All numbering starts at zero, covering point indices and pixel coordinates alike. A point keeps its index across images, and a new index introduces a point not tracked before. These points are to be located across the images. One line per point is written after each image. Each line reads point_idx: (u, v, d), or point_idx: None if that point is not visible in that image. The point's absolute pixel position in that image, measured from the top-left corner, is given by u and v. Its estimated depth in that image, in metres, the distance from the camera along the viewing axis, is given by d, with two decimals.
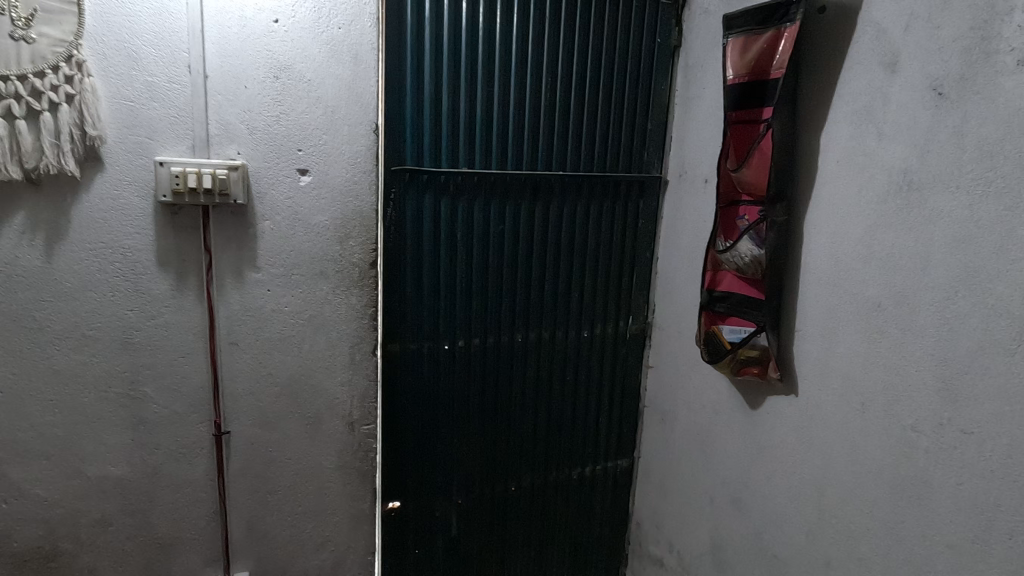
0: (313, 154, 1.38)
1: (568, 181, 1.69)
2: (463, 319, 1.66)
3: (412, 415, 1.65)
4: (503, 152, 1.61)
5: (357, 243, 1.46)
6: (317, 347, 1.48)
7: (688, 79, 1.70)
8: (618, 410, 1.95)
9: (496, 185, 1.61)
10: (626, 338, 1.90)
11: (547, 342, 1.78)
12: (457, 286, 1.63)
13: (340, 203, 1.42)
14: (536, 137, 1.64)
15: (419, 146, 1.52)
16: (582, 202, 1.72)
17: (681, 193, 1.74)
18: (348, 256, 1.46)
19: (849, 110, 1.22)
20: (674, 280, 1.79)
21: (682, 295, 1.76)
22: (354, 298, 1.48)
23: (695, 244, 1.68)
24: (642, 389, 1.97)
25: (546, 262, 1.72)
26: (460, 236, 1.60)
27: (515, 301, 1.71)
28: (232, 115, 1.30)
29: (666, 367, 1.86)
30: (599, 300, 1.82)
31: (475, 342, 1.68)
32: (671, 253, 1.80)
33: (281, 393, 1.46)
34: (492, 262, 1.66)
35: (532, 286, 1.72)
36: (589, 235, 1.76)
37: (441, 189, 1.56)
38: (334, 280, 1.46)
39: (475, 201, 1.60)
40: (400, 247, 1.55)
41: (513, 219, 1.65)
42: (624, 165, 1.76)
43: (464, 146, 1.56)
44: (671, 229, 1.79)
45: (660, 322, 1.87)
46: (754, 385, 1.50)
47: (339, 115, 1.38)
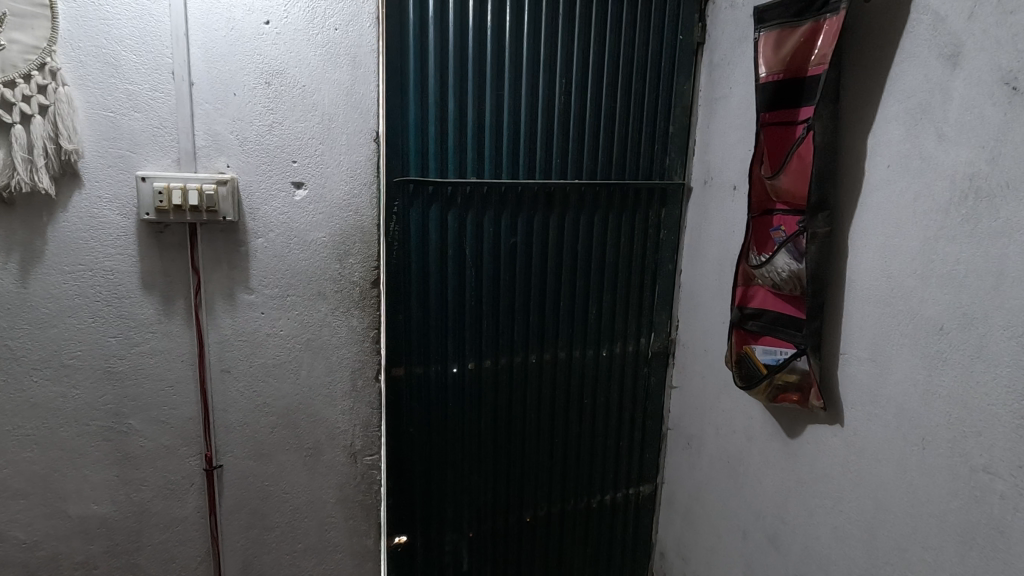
0: (308, 165, 1.27)
1: (584, 191, 1.57)
2: (473, 340, 1.54)
3: (419, 443, 1.53)
4: (515, 160, 1.49)
5: (358, 260, 1.36)
6: (316, 373, 1.37)
7: (713, 78, 1.58)
8: (639, 432, 1.83)
9: (508, 196, 1.50)
10: (648, 357, 1.78)
11: (564, 362, 1.66)
12: (467, 305, 1.52)
13: (339, 219, 1.32)
14: (550, 142, 1.52)
15: (424, 155, 1.41)
16: (600, 212, 1.60)
17: (707, 200, 1.62)
18: (348, 275, 1.35)
19: (901, 109, 1.09)
20: (700, 295, 1.66)
21: (709, 310, 1.63)
22: (355, 319, 1.38)
23: (723, 255, 1.56)
24: (666, 410, 1.84)
25: (562, 277, 1.60)
26: (469, 251, 1.49)
27: (529, 319, 1.59)
28: (221, 125, 1.20)
29: (691, 389, 1.73)
30: (618, 316, 1.70)
31: (486, 364, 1.56)
32: (697, 265, 1.67)
33: (278, 423, 1.36)
34: (504, 278, 1.54)
35: (547, 303, 1.60)
36: (607, 248, 1.64)
37: (449, 200, 1.45)
38: (333, 301, 1.35)
39: (485, 213, 1.49)
40: (405, 264, 1.43)
41: (526, 232, 1.54)
42: (644, 171, 1.64)
43: (473, 154, 1.45)
44: (697, 239, 1.66)
45: (685, 339, 1.74)
46: (792, 413, 1.36)
47: (336, 124, 1.28)
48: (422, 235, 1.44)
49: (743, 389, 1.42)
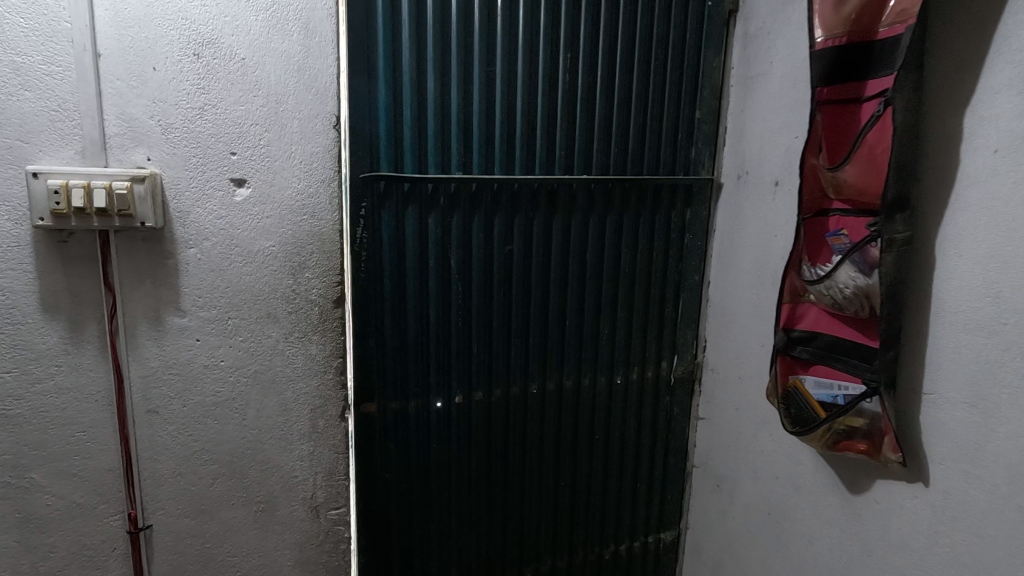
0: (251, 158, 1.03)
1: (594, 188, 1.32)
2: (461, 369, 1.29)
3: (396, 492, 1.28)
4: (510, 151, 1.24)
5: (316, 275, 1.11)
6: (267, 412, 1.12)
7: (749, 52, 1.31)
8: (661, 471, 1.56)
9: (502, 196, 1.25)
10: (670, 384, 1.51)
11: (570, 393, 1.40)
12: (453, 327, 1.26)
13: (291, 224, 1.07)
14: (551, 130, 1.27)
15: (398, 146, 1.16)
16: (613, 215, 1.35)
17: (743, 198, 1.35)
18: (305, 292, 1.10)
19: (1015, 75, 0.82)
20: (733, 312, 1.40)
21: (744, 331, 1.36)
22: (313, 346, 1.13)
23: (762, 265, 1.29)
24: (690, 446, 1.57)
25: (568, 290, 1.35)
26: (455, 262, 1.24)
27: (529, 342, 1.34)
28: (138, 107, 0.96)
29: (722, 423, 1.46)
30: (635, 337, 1.44)
31: (477, 397, 1.31)
32: (729, 277, 1.41)
33: (221, 473, 1.11)
34: (497, 295, 1.29)
35: (550, 323, 1.35)
36: (622, 257, 1.38)
37: (430, 201, 1.20)
38: (286, 324, 1.11)
39: (473, 217, 1.23)
40: (376, 279, 1.18)
41: (524, 239, 1.28)
42: (666, 165, 1.38)
43: (459, 144, 1.20)
44: (729, 245, 1.40)
45: (714, 363, 1.47)
46: (856, 464, 1.09)
47: (286, 106, 1.04)
48: (397, 243, 1.19)
49: (793, 433, 1.15)
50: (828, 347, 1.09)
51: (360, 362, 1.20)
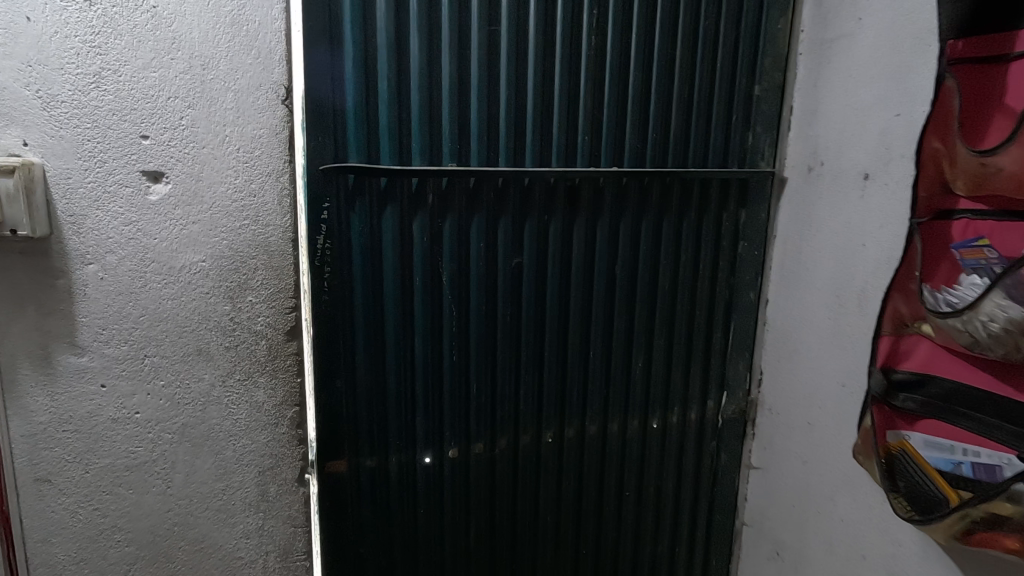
0: (169, 143, 0.77)
1: (626, 184, 1.04)
2: (456, 414, 1.01)
3: (374, 569, 1.01)
4: (518, 136, 0.96)
5: (261, 298, 0.84)
6: (200, 477, 0.86)
7: (826, 8, 1.02)
8: (704, 531, 1.27)
9: (508, 195, 0.97)
10: (717, 427, 1.23)
11: (594, 441, 1.12)
12: (445, 363, 0.99)
13: (226, 231, 0.81)
14: (573, 109, 0.99)
15: (372, 129, 0.89)
16: (649, 218, 1.06)
17: (816, 195, 1.06)
18: (247, 321, 0.84)
19: None
20: (802, 340, 1.10)
21: (816, 365, 1.07)
22: (261, 391, 0.87)
23: (844, 283, 1.00)
24: (741, 500, 1.28)
25: (593, 313, 1.07)
26: (447, 279, 0.96)
27: (542, 379, 1.06)
28: (6, 72, 0.70)
29: (782, 476, 1.17)
30: (675, 369, 1.15)
31: (477, 448, 1.03)
32: (795, 296, 1.11)
33: (140, 557, 0.85)
34: (502, 321, 1.01)
35: (569, 355, 1.07)
36: (660, 272, 1.10)
37: (414, 201, 0.92)
38: (223, 363, 0.84)
39: (471, 221, 0.96)
40: (345, 302, 0.91)
41: (536, 250, 1.00)
42: (717, 154, 1.09)
43: (452, 127, 0.93)
44: (796, 255, 1.11)
45: (774, 401, 1.18)
46: (994, 563, 0.79)
47: (215, 73, 0.77)
48: (371, 255, 0.91)
49: (908, 519, 0.85)
50: (949, 398, 0.80)
51: (324, 408, 0.92)
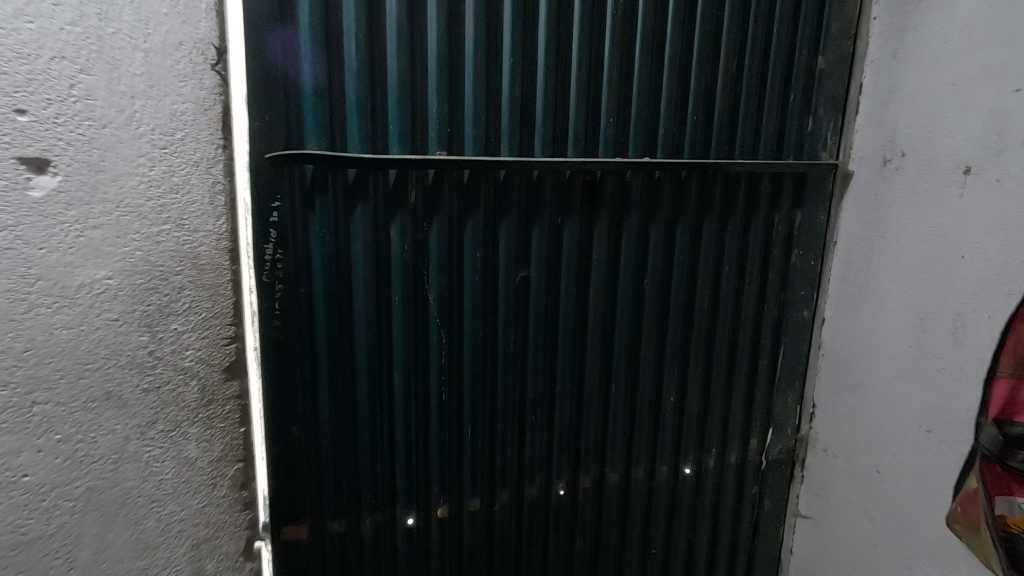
0: (54, 119, 0.54)
1: (658, 179, 0.83)
2: (446, 464, 0.82)
3: None
4: (527, 117, 0.76)
5: (190, 327, 0.65)
6: (115, 563, 0.63)
7: None
8: None
9: (512, 192, 0.77)
10: (760, 469, 1.03)
11: (614, 491, 0.92)
12: (432, 401, 0.79)
13: (138, 238, 0.60)
14: (596, 82, 0.78)
15: (339, 106, 0.69)
16: (687, 221, 0.87)
17: (892, 193, 0.86)
18: (171, 355, 0.64)
19: None
20: (870, 371, 0.90)
21: (888, 403, 0.87)
22: (193, 445, 0.67)
23: (927, 304, 0.81)
24: (785, 554, 1.08)
25: (616, 337, 0.87)
26: (435, 298, 0.76)
27: (552, 419, 0.86)
28: None
29: (839, 532, 0.98)
30: (714, 403, 0.95)
31: (472, 505, 0.84)
32: (863, 316, 0.91)
33: None
34: (504, 348, 0.81)
35: (586, 389, 0.87)
36: (697, 287, 0.90)
37: (392, 200, 0.72)
38: (143, 410, 0.63)
39: (465, 225, 0.76)
40: (305, 326, 0.73)
41: (547, 260, 0.80)
42: (771, 142, 0.89)
43: (442, 104, 0.72)
44: (864, 266, 0.91)
45: (830, 441, 0.99)
46: None
47: (117, 28, 0.56)
48: (336, 268, 0.72)
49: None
50: None
51: (281, 457, 0.75)
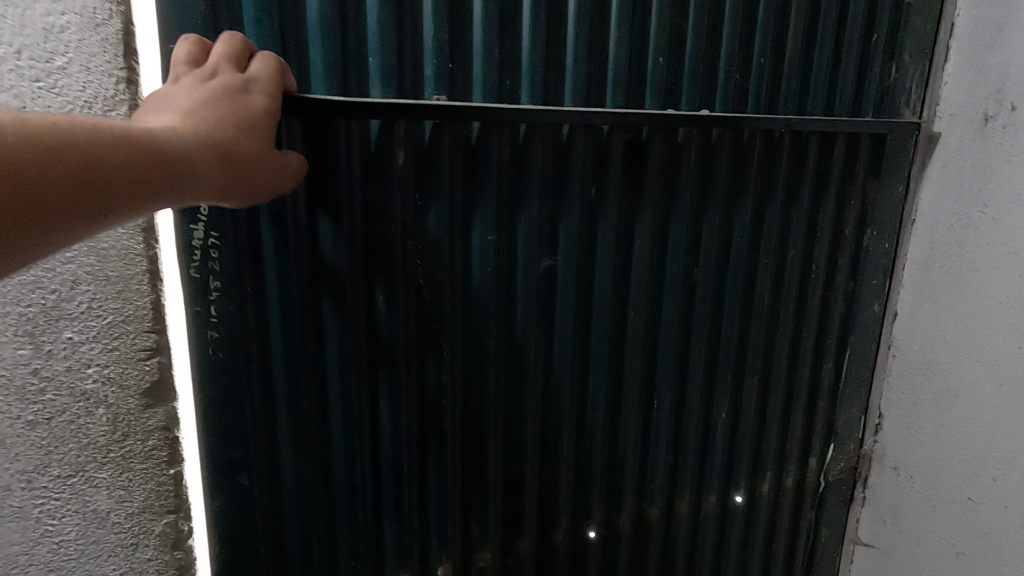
0: None
1: (716, 140, 0.66)
2: (449, 504, 0.64)
3: None
4: (552, 53, 0.58)
5: (90, 336, 0.47)
6: None
7: None
8: None
9: (531, 153, 0.59)
10: (817, 490, 0.87)
11: (648, 526, 0.76)
12: (429, 426, 0.62)
13: None
14: (640, 8, 0.60)
15: (299, 31, 0.51)
16: (748, 194, 0.69)
17: (999, 155, 0.69)
18: (64, 374, 0.47)
19: None
20: (964, 378, 0.74)
21: (992, 416, 0.71)
22: (103, 495, 0.50)
23: None
24: None
25: (658, 338, 0.70)
26: (432, 293, 0.59)
27: (578, 441, 0.69)
28: None
29: (915, 565, 0.82)
30: (770, 416, 0.79)
31: (482, 550, 0.67)
32: (956, 311, 0.75)
33: None
34: (522, 357, 0.64)
35: (619, 404, 0.70)
36: (753, 277, 0.73)
37: (375, 164, 0.55)
38: (29, 450, 0.47)
39: (469, 197, 0.58)
40: (256, 333, 0.54)
41: (572, 244, 0.63)
42: (846, 95, 0.71)
43: (444, 32, 0.54)
44: (958, 249, 0.74)
45: (903, 459, 0.83)
46: None
47: None
48: (297, 254, 0.53)
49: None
50: None
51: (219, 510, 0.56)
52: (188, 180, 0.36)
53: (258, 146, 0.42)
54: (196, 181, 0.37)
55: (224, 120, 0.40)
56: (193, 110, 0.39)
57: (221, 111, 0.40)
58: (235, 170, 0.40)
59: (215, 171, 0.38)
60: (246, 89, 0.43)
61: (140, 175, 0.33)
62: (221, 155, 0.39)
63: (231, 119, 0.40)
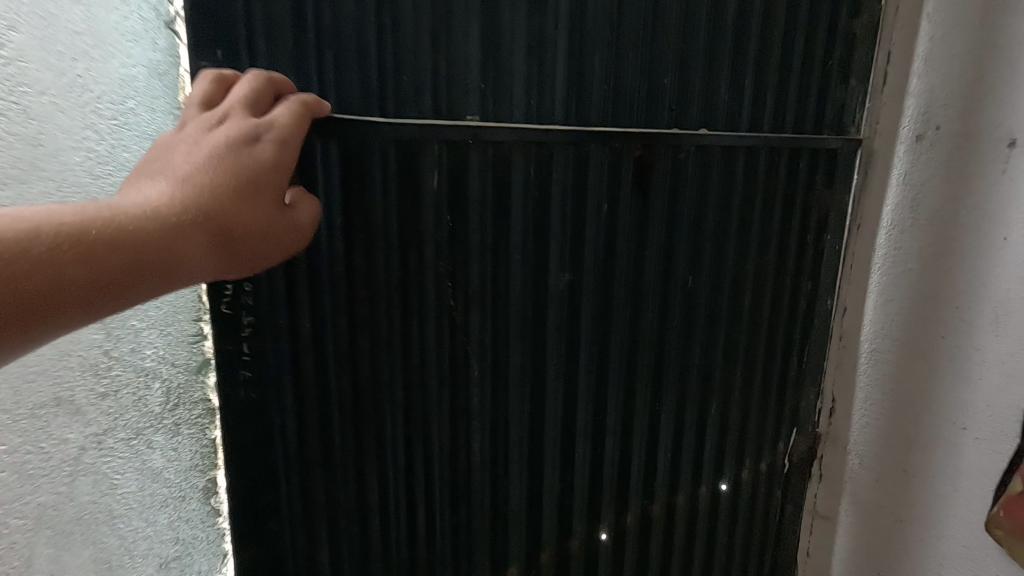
0: None
1: (691, 154, 0.76)
2: (470, 467, 0.75)
3: None
4: (546, 83, 0.68)
5: (152, 324, 0.60)
6: None
7: None
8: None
9: (523, 171, 0.69)
10: (782, 467, 0.97)
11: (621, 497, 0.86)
12: (433, 403, 0.71)
13: None
14: (622, 44, 0.70)
15: (329, 65, 0.60)
16: (711, 205, 0.80)
17: (940, 169, 0.79)
18: (130, 354, 0.58)
19: None
20: (904, 364, 0.84)
21: (923, 397, 0.82)
22: (157, 455, 0.61)
23: (969, 290, 0.75)
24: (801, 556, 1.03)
25: (643, 328, 0.81)
26: (445, 288, 0.69)
27: (563, 420, 0.80)
28: None
29: (864, 534, 0.92)
30: (738, 398, 0.90)
31: (496, 509, 0.79)
32: (898, 305, 0.85)
33: None
34: (523, 340, 0.74)
35: (600, 387, 0.80)
36: (715, 277, 0.83)
37: (410, 177, 0.65)
38: (104, 418, 0.56)
39: (468, 209, 0.67)
40: (283, 324, 0.63)
41: (556, 249, 0.73)
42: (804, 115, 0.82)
43: (451, 69, 0.64)
44: (898, 250, 0.84)
45: (853, 439, 0.93)
46: None
47: None
48: (325, 255, 0.63)
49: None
50: None
51: (244, 479, 0.65)
52: (167, 271, 0.43)
53: (253, 210, 0.48)
54: (179, 263, 0.44)
55: (218, 191, 0.46)
56: (193, 179, 0.46)
57: (218, 182, 0.46)
58: (228, 241, 0.47)
59: (204, 246, 0.45)
60: (255, 139, 0.49)
61: (111, 277, 0.40)
62: (211, 231, 0.45)
63: (225, 188, 0.47)
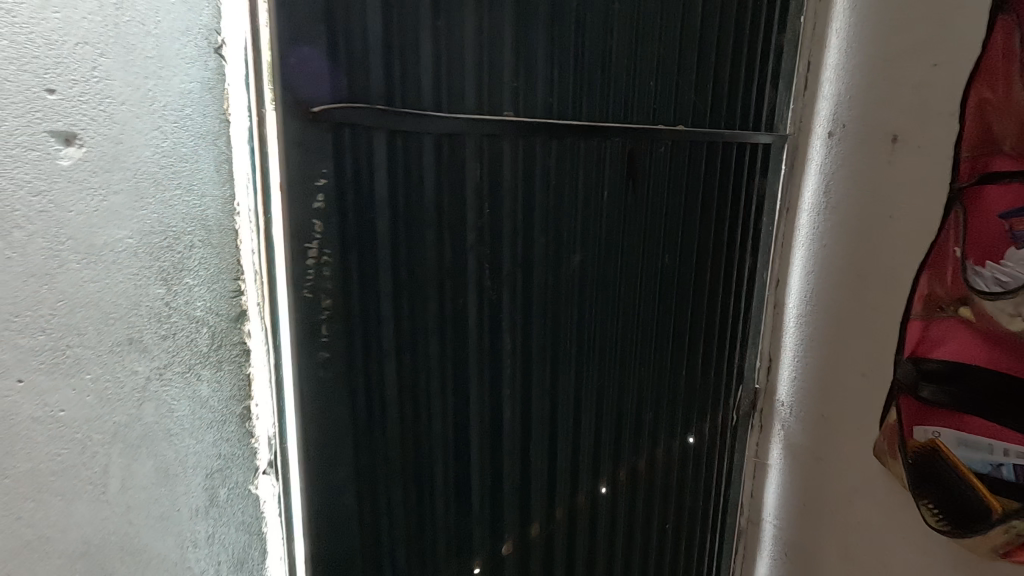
0: (76, 94, 0.63)
1: (676, 144, 1.13)
2: (517, 355, 1.07)
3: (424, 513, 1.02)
4: (551, 93, 0.99)
5: (202, 281, 0.76)
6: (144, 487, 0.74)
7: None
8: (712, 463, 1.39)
9: (536, 153, 0.99)
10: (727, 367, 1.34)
11: (593, 409, 1.19)
12: (492, 309, 1.02)
13: (154, 203, 0.70)
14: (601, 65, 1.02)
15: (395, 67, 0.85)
16: (673, 176, 1.15)
17: (850, 158, 1.16)
18: (184, 306, 0.75)
19: None
20: (830, 294, 1.22)
21: (847, 318, 1.19)
22: (204, 384, 0.78)
23: (876, 239, 1.12)
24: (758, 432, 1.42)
25: (647, 259, 1.17)
26: (503, 230, 1.00)
27: (567, 334, 1.11)
28: None
29: (840, 428, 1.22)
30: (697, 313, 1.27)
31: (533, 391, 1.10)
32: (814, 252, 1.25)
33: None
34: (567, 267, 1.08)
35: (618, 301, 1.15)
36: (671, 230, 1.18)
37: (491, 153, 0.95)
38: (165, 355, 0.74)
39: (501, 180, 0.97)
40: (362, 264, 0.88)
41: (561, 226, 1.05)
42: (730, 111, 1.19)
43: (481, 83, 0.92)
44: (806, 215, 1.26)
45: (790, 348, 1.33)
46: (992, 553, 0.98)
47: (131, 17, 0.66)
48: (418, 200, 0.90)
49: (941, 530, 0.99)
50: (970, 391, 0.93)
51: (316, 387, 0.88)
52: None
53: None
54: None
55: None
56: None
57: None
58: None
59: None
60: None
61: None
62: None
63: None
